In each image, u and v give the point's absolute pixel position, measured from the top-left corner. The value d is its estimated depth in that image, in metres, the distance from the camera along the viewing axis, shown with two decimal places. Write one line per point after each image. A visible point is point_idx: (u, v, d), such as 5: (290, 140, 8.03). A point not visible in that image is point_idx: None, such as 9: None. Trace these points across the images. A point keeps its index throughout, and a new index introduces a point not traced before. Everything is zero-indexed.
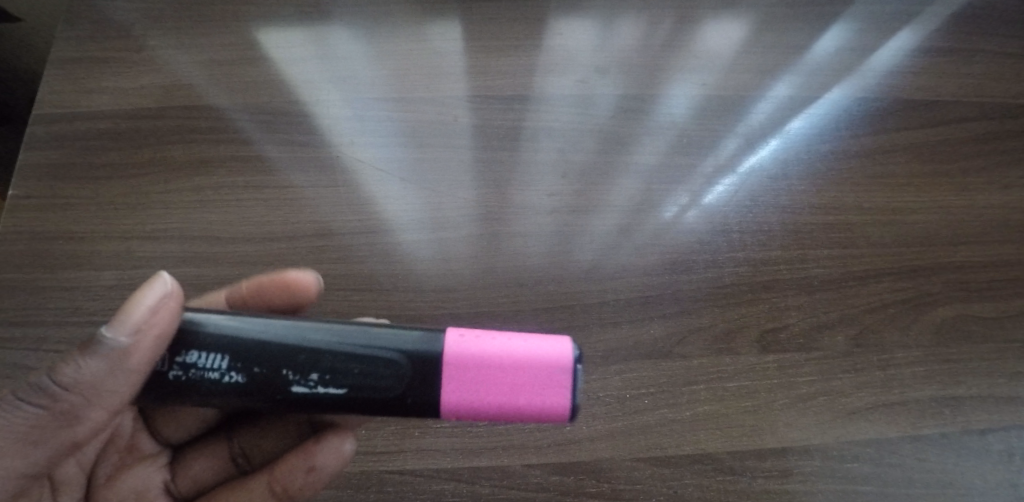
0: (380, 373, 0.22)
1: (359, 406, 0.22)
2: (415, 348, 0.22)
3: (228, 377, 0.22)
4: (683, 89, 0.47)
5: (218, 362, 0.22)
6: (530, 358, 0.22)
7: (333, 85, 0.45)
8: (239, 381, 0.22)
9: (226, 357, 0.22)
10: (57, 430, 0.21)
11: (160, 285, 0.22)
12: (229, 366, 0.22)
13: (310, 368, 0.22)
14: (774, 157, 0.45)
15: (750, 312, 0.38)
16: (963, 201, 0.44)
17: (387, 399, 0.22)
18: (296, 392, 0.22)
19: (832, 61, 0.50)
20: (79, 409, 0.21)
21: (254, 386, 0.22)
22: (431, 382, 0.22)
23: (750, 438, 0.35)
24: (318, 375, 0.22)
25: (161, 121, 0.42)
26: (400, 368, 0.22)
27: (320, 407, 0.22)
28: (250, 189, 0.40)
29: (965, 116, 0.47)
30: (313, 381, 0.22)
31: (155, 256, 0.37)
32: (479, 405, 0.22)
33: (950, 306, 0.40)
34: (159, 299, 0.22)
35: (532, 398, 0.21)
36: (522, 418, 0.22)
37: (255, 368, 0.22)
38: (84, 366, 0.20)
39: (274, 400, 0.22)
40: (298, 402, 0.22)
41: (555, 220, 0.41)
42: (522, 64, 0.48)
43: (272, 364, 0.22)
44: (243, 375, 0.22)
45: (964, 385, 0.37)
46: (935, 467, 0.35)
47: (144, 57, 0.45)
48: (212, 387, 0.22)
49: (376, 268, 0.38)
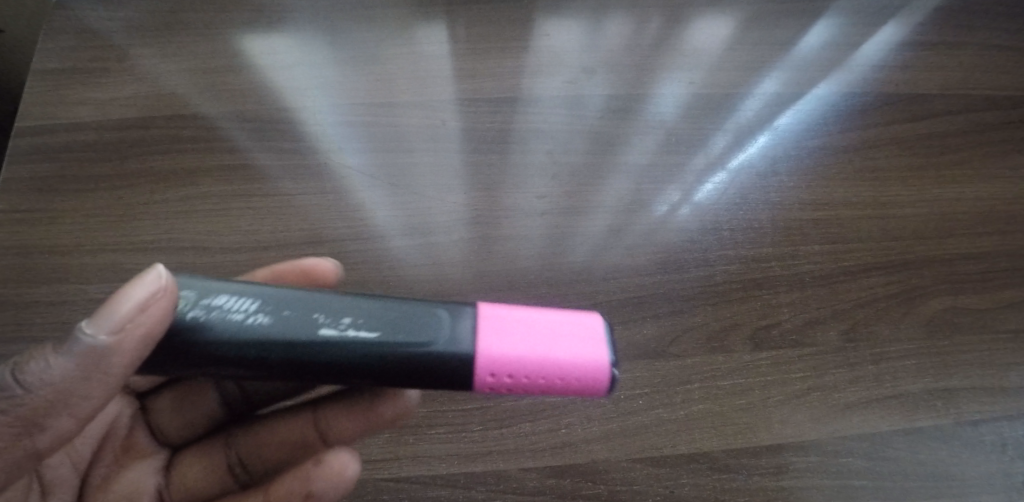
0: (417, 322, 0.19)
1: (390, 362, 0.19)
2: (453, 305, 0.20)
3: (250, 319, 0.18)
4: (671, 88, 0.48)
5: (243, 302, 0.18)
6: (565, 318, 0.20)
7: (320, 90, 0.45)
8: (261, 323, 0.18)
9: (255, 297, 0.19)
10: (15, 442, 0.17)
11: (151, 280, 0.17)
12: (256, 306, 0.18)
13: (345, 311, 0.19)
14: (763, 153, 0.45)
15: (742, 309, 0.38)
16: (951, 194, 0.44)
17: (425, 352, 0.19)
18: (327, 335, 0.18)
19: (819, 57, 0.50)
20: (50, 416, 0.17)
21: (279, 328, 0.18)
22: (464, 335, 0.19)
23: (745, 435, 0.35)
24: (354, 319, 0.19)
25: (146, 132, 0.42)
26: (440, 317, 0.19)
27: (347, 361, 0.18)
28: (238, 198, 0.40)
29: (951, 109, 0.47)
30: (347, 325, 0.19)
31: (143, 268, 0.37)
32: (511, 359, 0.19)
33: (940, 298, 0.40)
34: (146, 299, 0.17)
35: (572, 352, 0.19)
36: (558, 381, 0.19)
37: (285, 307, 0.19)
38: (50, 367, 0.17)
39: (296, 350, 0.18)
40: (323, 352, 0.18)
41: (546, 222, 0.41)
42: (510, 66, 0.47)
43: (304, 307, 0.19)
44: (269, 317, 0.18)
45: (956, 377, 0.37)
46: (929, 460, 0.35)
47: (128, 67, 0.45)
48: (225, 331, 0.18)
49: (368, 274, 0.38)
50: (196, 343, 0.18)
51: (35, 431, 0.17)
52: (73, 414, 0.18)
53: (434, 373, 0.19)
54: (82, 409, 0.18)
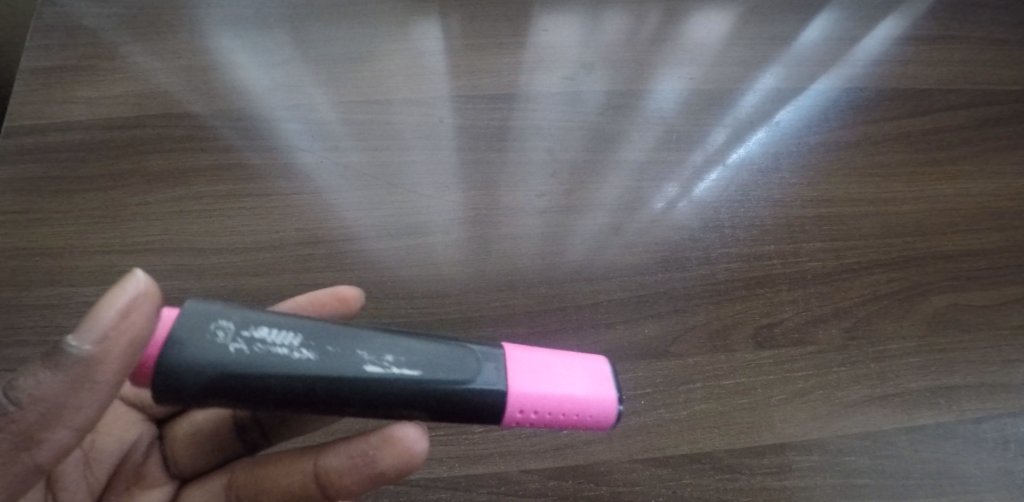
0: (453, 360, 0.19)
1: (430, 400, 0.19)
2: (483, 345, 0.20)
3: (295, 354, 0.18)
4: (670, 83, 0.47)
5: (287, 337, 0.18)
6: (578, 358, 0.21)
7: (315, 88, 0.44)
8: (307, 358, 0.18)
9: (299, 331, 0.18)
10: (13, 456, 0.17)
11: (130, 283, 0.17)
12: (299, 341, 0.18)
13: (385, 348, 0.19)
14: (763, 149, 0.45)
15: (744, 308, 0.38)
16: (953, 190, 0.44)
17: (459, 392, 0.19)
18: (369, 372, 0.18)
19: (819, 51, 0.50)
20: (46, 430, 0.17)
21: (322, 363, 0.18)
22: (496, 373, 0.20)
23: (748, 435, 0.34)
24: (394, 355, 0.19)
25: (138, 131, 0.41)
26: (471, 356, 0.20)
27: (387, 399, 0.18)
28: (233, 197, 0.39)
29: (952, 104, 0.47)
30: (388, 362, 0.19)
31: (136, 269, 0.36)
32: (535, 396, 0.20)
33: (942, 295, 0.40)
34: (126, 303, 0.16)
35: (591, 389, 0.20)
36: (577, 418, 0.20)
37: (328, 343, 0.18)
38: (37, 382, 0.16)
39: (340, 386, 0.18)
40: (366, 389, 0.18)
41: (546, 221, 0.41)
42: (507, 62, 0.47)
43: (346, 342, 0.19)
44: (314, 352, 0.18)
45: (958, 374, 0.37)
46: (932, 458, 0.35)
47: (118, 65, 0.44)
48: (268, 366, 0.17)
49: (365, 274, 0.37)
50: (233, 379, 0.17)
51: (33, 446, 0.17)
52: (69, 426, 0.17)
53: (470, 412, 0.19)
54: (79, 421, 0.18)
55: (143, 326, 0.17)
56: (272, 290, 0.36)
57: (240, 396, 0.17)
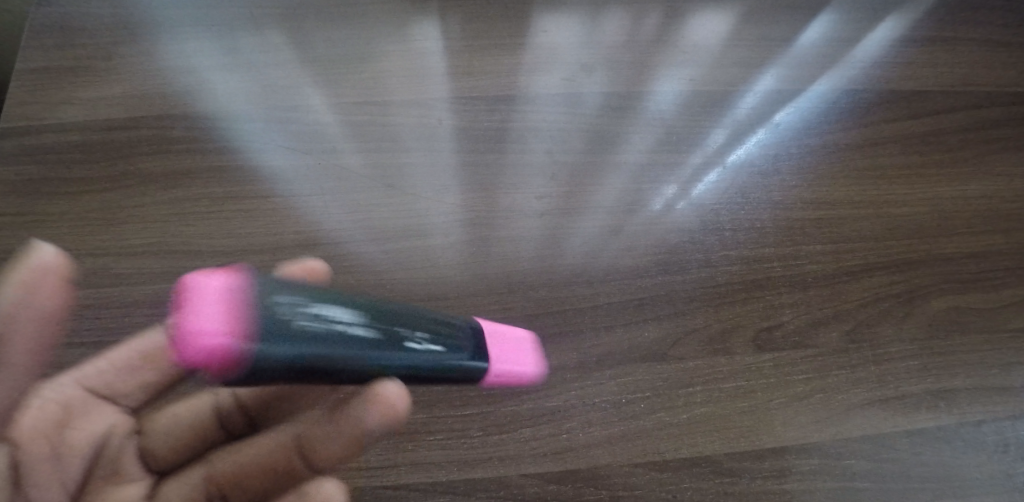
0: (464, 338, 0.22)
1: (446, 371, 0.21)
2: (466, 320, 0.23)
3: (354, 330, 0.18)
4: (670, 85, 0.47)
5: (339, 311, 0.17)
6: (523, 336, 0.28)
7: (313, 89, 0.44)
8: (363, 333, 0.18)
9: (348, 306, 0.18)
10: None
11: (39, 256, 0.18)
12: (352, 316, 0.18)
13: (415, 324, 0.20)
14: (764, 151, 0.44)
15: (744, 310, 0.38)
16: (952, 192, 0.43)
17: (467, 365, 0.21)
18: (411, 348, 0.19)
19: (818, 53, 0.50)
20: None
21: (375, 339, 0.18)
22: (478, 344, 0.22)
23: (747, 438, 0.34)
24: (424, 331, 0.20)
25: (135, 132, 0.41)
26: (469, 331, 0.23)
27: (417, 372, 0.20)
28: (231, 200, 0.39)
29: (951, 106, 0.47)
30: (421, 337, 0.20)
31: (132, 272, 0.36)
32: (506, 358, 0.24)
33: (942, 298, 0.40)
34: (32, 274, 0.18)
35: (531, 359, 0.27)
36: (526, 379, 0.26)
37: (376, 319, 0.19)
38: None
39: (388, 361, 0.19)
40: (408, 362, 0.19)
41: (545, 223, 0.40)
42: (507, 63, 0.47)
43: (389, 319, 0.19)
44: (366, 328, 0.18)
45: (958, 377, 0.37)
46: (932, 461, 0.34)
47: (114, 66, 0.44)
48: (329, 341, 0.17)
49: (363, 277, 0.37)
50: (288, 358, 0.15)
51: None
52: None
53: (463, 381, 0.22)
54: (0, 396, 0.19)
55: (53, 299, 0.19)
56: None
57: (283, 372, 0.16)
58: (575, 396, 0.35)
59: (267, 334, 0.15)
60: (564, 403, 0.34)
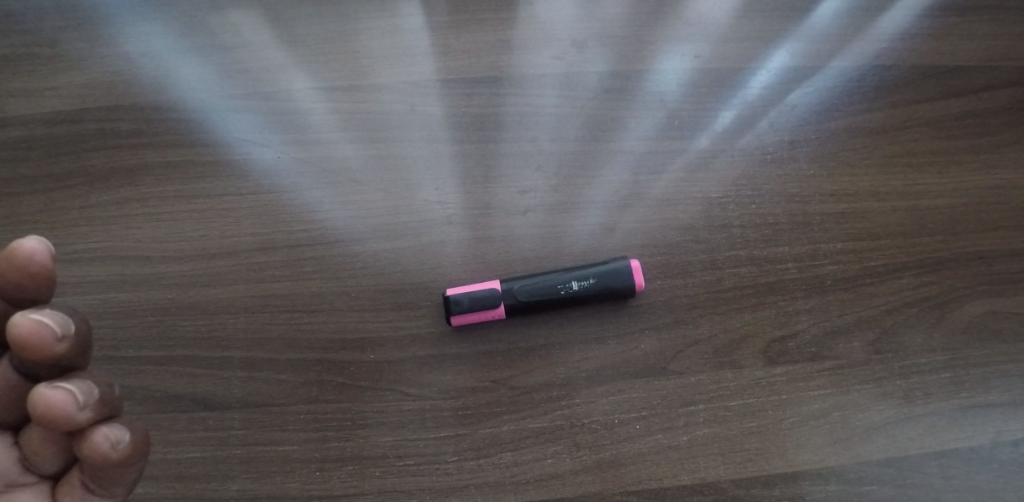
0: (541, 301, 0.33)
1: (539, 309, 0.33)
2: (532, 288, 0.32)
3: (586, 299, 0.33)
4: (675, 62, 0.41)
5: (597, 293, 0.33)
6: (495, 309, 0.32)
7: (275, 74, 0.40)
8: (580, 301, 0.33)
9: (599, 293, 0.33)
10: None
11: None
12: (596, 297, 0.33)
13: (569, 298, 0.33)
14: (778, 136, 0.40)
15: (754, 318, 0.34)
16: (993, 181, 0.39)
17: (533, 310, 0.33)
18: (562, 306, 0.33)
19: (849, 20, 0.43)
20: None
21: (582, 304, 0.33)
22: (510, 287, 0.32)
23: (755, 463, 0.31)
24: (562, 303, 0.33)
25: (78, 126, 0.37)
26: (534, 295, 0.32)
27: (547, 307, 0.33)
28: (183, 198, 0.36)
29: (992, 84, 0.41)
30: (560, 305, 0.33)
31: (78, 282, 0.33)
32: (479, 291, 0.32)
33: (979, 302, 0.35)
34: None
35: (489, 299, 0.32)
36: (485, 316, 0.32)
37: (585, 302, 0.33)
38: None
39: (564, 306, 0.33)
40: (554, 307, 0.33)
41: (531, 222, 0.36)
42: (489, 40, 0.41)
43: (579, 303, 0.33)
44: (582, 300, 0.33)
45: (995, 391, 0.33)
46: (961, 486, 0.31)
47: (50, 50, 0.39)
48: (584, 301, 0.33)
49: (326, 284, 0.34)
50: (577, 304, 0.33)
51: None
52: None
53: (525, 309, 0.33)
54: None
55: None
56: (225, 303, 0.33)
57: (576, 304, 0.33)
58: (563, 416, 0.31)
59: (591, 299, 0.33)
60: (551, 424, 0.31)
